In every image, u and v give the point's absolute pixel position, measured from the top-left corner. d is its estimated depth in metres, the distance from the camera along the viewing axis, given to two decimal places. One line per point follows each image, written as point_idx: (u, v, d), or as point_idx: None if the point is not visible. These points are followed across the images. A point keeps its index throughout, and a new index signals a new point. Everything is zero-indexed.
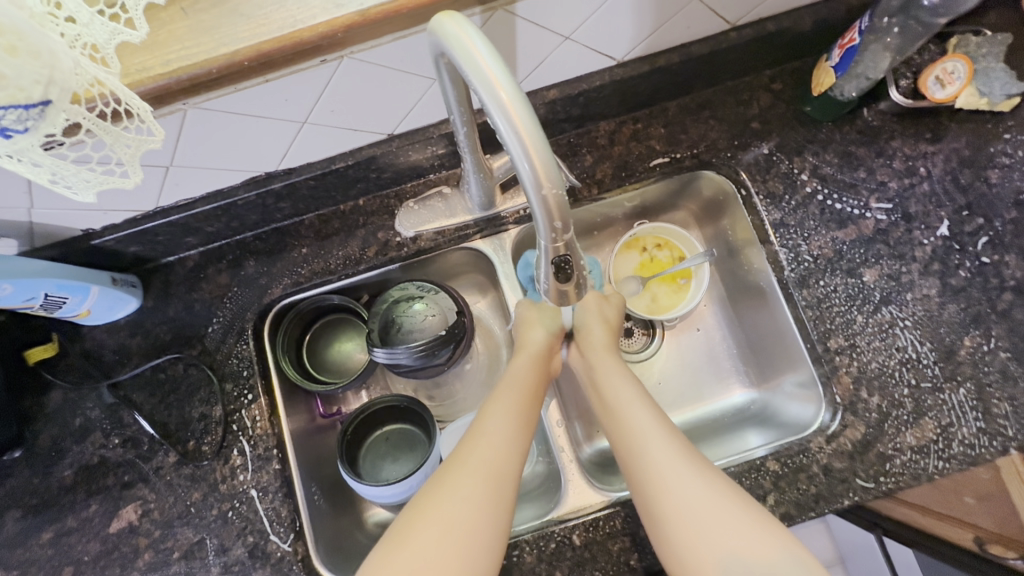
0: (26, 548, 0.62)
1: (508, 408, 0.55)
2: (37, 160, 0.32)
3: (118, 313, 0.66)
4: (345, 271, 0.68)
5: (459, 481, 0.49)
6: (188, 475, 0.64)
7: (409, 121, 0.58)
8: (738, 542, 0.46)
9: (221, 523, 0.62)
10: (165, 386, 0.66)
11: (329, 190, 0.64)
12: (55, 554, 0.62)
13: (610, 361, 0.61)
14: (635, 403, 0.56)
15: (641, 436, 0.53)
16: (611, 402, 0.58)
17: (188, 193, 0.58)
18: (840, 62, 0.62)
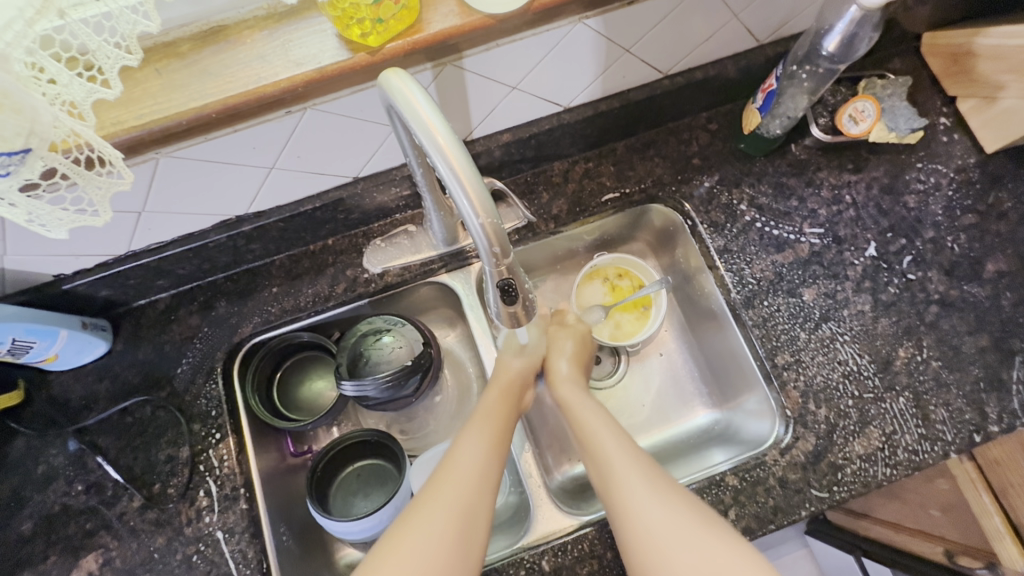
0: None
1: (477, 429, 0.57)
2: (14, 201, 0.35)
3: (86, 358, 0.67)
4: (314, 308, 0.70)
5: (435, 507, 0.51)
6: (153, 520, 0.63)
7: (372, 164, 0.63)
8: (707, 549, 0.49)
9: (186, 568, 0.61)
10: (132, 429, 0.66)
11: (299, 230, 0.67)
12: None
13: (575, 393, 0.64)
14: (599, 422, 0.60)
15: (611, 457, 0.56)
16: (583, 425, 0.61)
17: (160, 236, 0.61)
18: (764, 104, 0.69)
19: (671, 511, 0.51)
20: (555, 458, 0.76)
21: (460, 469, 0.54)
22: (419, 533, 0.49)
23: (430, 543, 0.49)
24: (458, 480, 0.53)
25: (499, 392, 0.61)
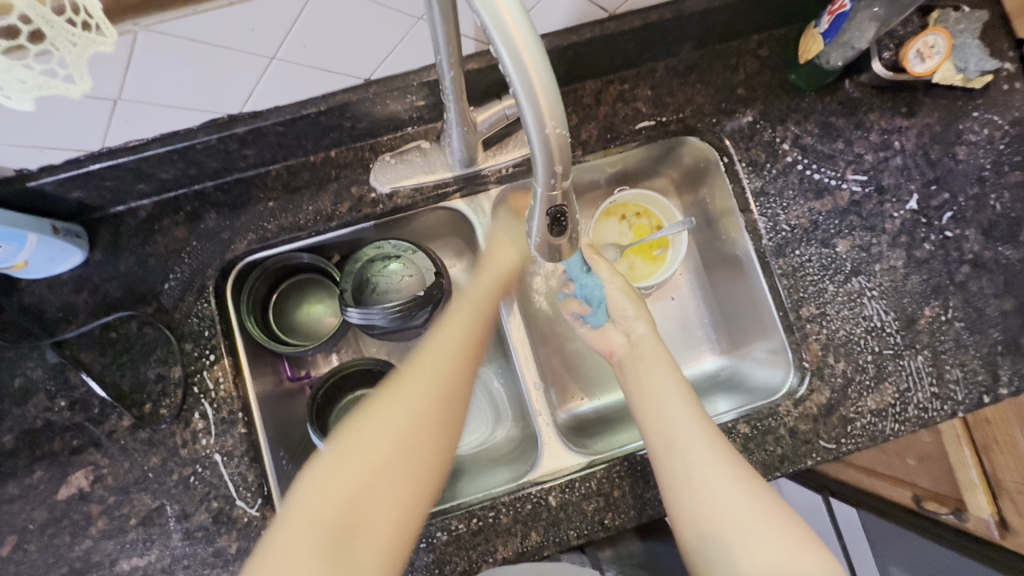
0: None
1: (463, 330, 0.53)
2: None
3: (61, 266, 0.61)
4: (315, 228, 0.64)
5: (387, 424, 0.46)
6: (145, 440, 0.60)
7: (387, 66, 0.55)
8: (761, 523, 0.50)
9: (182, 488, 0.59)
10: (117, 345, 0.61)
11: (299, 137, 0.60)
12: None
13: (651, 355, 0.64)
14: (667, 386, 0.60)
15: (682, 424, 0.56)
16: (654, 389, 0.60)
17: (140, 132, 0.53)
18: (829, 28, 0.62)
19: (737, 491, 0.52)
20: (559, 396, 0.76)
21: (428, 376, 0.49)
22: (369, 453, 0.45)
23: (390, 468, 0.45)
24: (417, 396, 0.48)
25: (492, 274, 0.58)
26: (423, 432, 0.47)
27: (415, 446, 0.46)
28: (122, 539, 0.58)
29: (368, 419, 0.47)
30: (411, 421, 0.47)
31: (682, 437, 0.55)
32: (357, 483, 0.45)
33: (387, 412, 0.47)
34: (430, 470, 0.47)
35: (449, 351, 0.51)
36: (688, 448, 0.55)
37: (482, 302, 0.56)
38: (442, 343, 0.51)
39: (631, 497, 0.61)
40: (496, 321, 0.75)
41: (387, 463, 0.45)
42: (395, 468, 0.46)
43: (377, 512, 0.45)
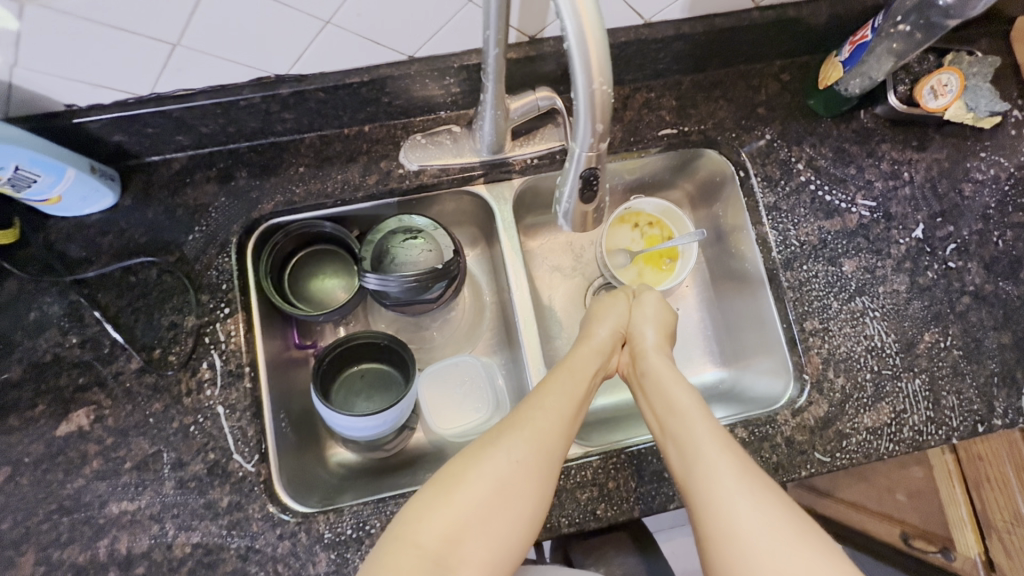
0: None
1: (563, 398, 0.57)
2: None
3: (91, 207, 0.62)
4: (341, 197, 0.66)
5: (485, 466, 0.51)
6: (151, 385, 0.60)
7: (432, 46, 0.57)
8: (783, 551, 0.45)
9: (181, 437, 0.60)
10: (134, 290, 0.62)
11: (338, 107, 0.62)
12: None
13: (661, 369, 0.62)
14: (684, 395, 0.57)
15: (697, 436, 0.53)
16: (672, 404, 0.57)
17: (189, 82, 0.55)
18: (850, 57, 0.66)
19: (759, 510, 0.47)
20: None
21: (534, 429, 0.53)
22: (467, 494, 0.49)
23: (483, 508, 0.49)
24: (511, 455, 0.51)
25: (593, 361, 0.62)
26: (521, 484, 0.51)
27: (517, 497, 0.50)
28: (114, 481, 0.58)
29: (468, 461, 0.51)
30: (514, 489, 0.50)
31: (694, 445, 0.53)
32: (456, 521, 0.48)
33: (489, 449, 0.52)
34: (525, 524, 0.51)
35: (562, 409, 0.56)
36: (704, 460, 0.51)
37: (583, 376, 0.60)
38: (551, 405, 0.56)
39: (626, 491, 0.62)
40: (504, 309, 0.77)
41: (488, 501, 0.49)
42: (489, 508, 0.49)
43: (482, 540, 0.49)
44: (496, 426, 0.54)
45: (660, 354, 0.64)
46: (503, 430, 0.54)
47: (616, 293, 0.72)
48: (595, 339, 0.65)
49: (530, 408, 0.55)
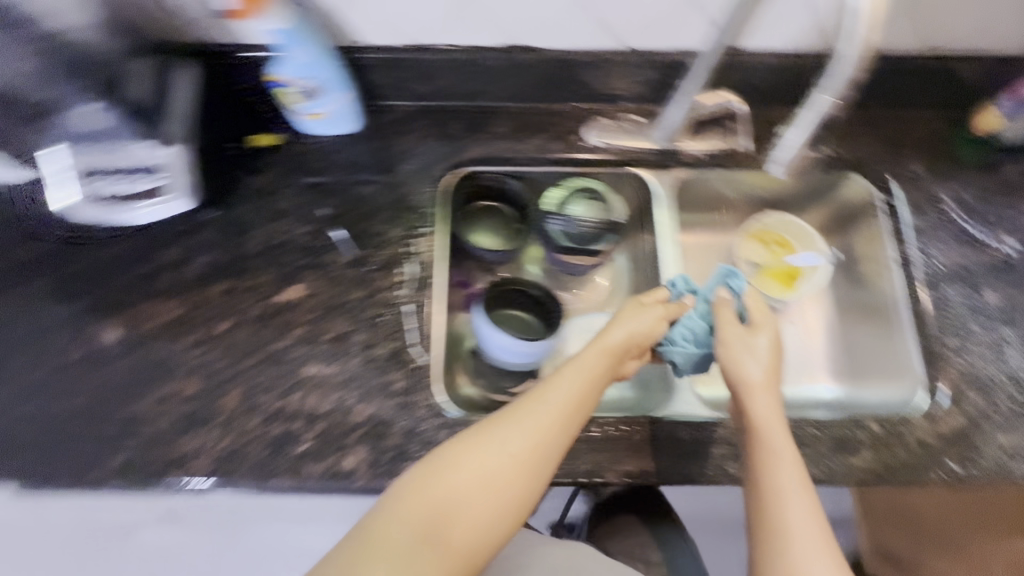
0: (201, 293, 0.70)
1: (569, 389, 0.55)
2: None
3: (336, 131, 0.76)
4: (531, 156, 0.78)
5: (490, 447, 0.50)
6: (355, 276, 0.71)
7: (645, 38, 0.71)
8: None
9: (372, 323, 0.69)
10: (355, 199, 0.75)
11: (551, 81, 0.75)
12: (224, 304, 0.70)
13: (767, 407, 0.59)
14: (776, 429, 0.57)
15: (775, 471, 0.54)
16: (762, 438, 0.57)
17: (453, 35, 0.70)
18: (1010, 105, 0.76)
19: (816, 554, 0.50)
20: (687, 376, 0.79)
21: (534, 418, 0.52)
22: (463, 469, 0.49)
23: (482, 491, 0.48)
24: (505, 447, 0.50)
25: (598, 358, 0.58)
26: (514, 475, 0.49)
27: (504, 480, 0.49)
28: (312, 347, 0.68)
29: (472, 443, 0.50)
30: (500, 470, 0.49)
31: (772, 478, 0.54)
32: (452, 504, 0.47)
33: (488, 436, 0.50)
34: (510, 501, 0.49)
35: (567, 409, 0.53)
36: (778, 499, 0.53)
37: (584, 374, 0.56)
38: (552, 399, 0.53)
39: None
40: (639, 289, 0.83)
41: (476, 484, 0.48)
42: (481, 490, 0.48)
43: (466, 525, 0.47)
44: (502, 410, 0.53)
45: (766, 392, 0.59)
46: (506, 419, 0.52)
47: (648, 300, 0.66)
48: (607, 340, 0.60)
49: (538, 397, 0.54)
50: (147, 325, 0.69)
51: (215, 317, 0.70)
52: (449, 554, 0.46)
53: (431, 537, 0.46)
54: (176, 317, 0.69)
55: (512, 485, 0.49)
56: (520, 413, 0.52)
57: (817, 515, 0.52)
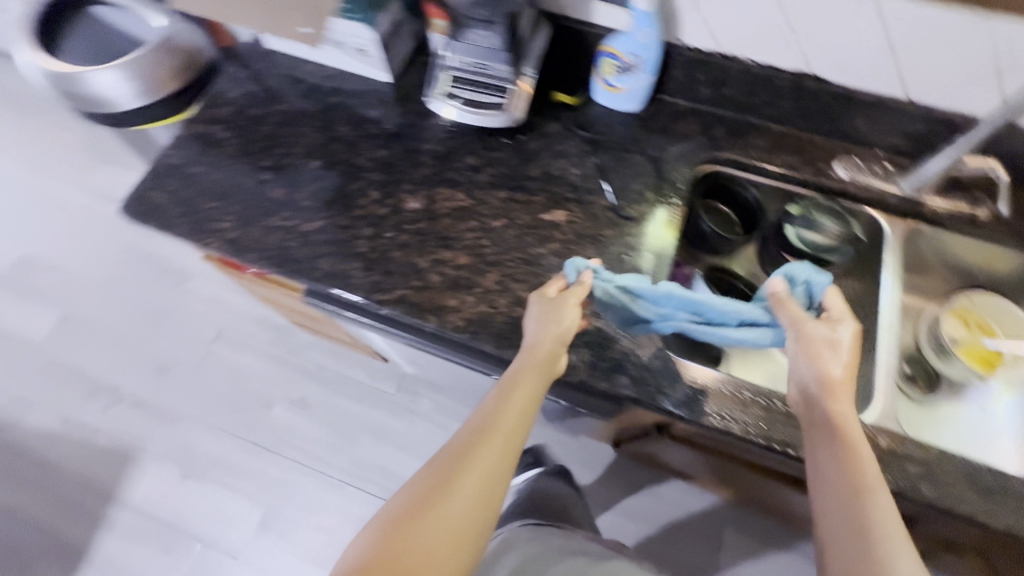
0: (488, 195, 0.87)
1: (496, 453, 0.58)
2: None
3: (622, 107, 0.91)
4: (782, 169, 0.87)
5: (443, 514, 0.54)
6: (610, 219, 0.84)
7: (930, 94, 0.79)
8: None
9: (616, 259, 0.82)
10: (623, 162, 0.89)
11: (821, 111, 0.86)
12: (502, 208, 0.86)
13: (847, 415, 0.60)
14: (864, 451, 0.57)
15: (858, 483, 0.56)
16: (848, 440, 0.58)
17: (756, 53, 0.83)
18: None
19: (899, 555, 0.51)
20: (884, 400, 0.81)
21: (471, 457, 0.57)
22: (422, 530, 0.53)
23: (442, 536, 0.53)
24: (461, 497, 0.55)
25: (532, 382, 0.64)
26: (459, 478, 0.56)
27: (450, 526, 0.54)
28: (564, 261, 0.81)
29: (422, 517, 0.53)
30: (441, 536, 0.53)
31: (864, 486, 0.55)
32: (402, 526, 0.53)
33: (431, 511, 0.54)
34: (457, 554, 0.53)
35: (509, 415, 0.61)
36: (862, 501, 0.55)
37: (535, 385, 0.64)
38: (476, 463, 0.57)
39: (948, 482, 0.68)
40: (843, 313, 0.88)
41: (442, 530, 0.53)
42: (444, 539, 0.53)
43: (434, 564, 0.52)
44: (417, 500, 0.55)
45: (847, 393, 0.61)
46: (461, 463, 0.57)
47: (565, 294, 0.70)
48: (529, 355, 0.66)
49: (464, 470, 0.57)
50: (441, 205, 0.86)
51: (494, 217, 0.85)
52: None
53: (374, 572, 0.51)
54: (464, 206, 0.86)
55: (460, 520, 0.54)
56: (455, 448, 0.59)
57: (838, 508, 0.55)
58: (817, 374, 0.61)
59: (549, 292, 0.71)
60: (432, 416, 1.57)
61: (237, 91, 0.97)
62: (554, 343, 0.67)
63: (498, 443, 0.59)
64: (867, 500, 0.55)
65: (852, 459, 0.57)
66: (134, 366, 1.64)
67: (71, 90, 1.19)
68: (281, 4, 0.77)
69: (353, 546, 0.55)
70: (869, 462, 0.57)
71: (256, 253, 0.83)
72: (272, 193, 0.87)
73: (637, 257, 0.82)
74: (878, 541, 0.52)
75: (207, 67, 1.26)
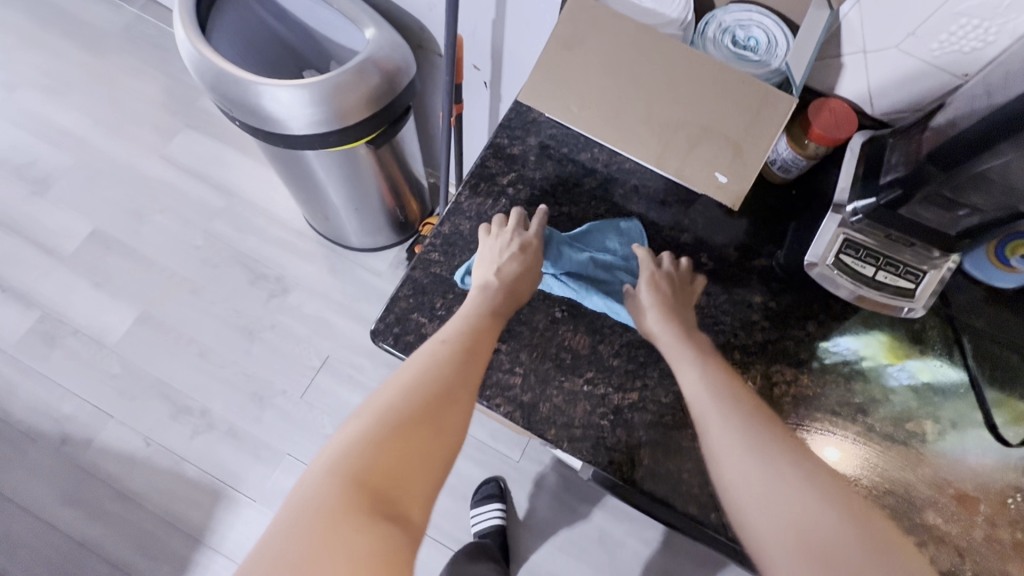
0: (819, 381, 0.67)
1: (450, 371, 0.53)
2: None
3: (999, 281, 0.69)
4: None
5: (407, 430, 0.48)
6: (987, 440, 0.65)
7: None
8: (813, 521, 0.46)
9: (998, 498, 0.62)
10: (992, 357, 0.69)
11: None
12: (846, 402, 0.66)
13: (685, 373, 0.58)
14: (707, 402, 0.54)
15: (712, 427, 0.52)
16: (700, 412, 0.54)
17: None
18: None
19: (776, 488, 0.48)
20: None
21: (412, 386, 0.51)
22: (381, 470, 0.46)
23: (381, 464, 0.46)
24: (413, 431, 0.48)
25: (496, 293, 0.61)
26: (451, 407, 0.51)
27: (410, 459, 0.47)
28: (933, 495, 0.63)
29: (383, 441, 0.47)
30: (381, 475, 0.45)
31: (714, 425, 0.52)
32: (392, 438, 0.47)
33: (407, 421, 0.48)
34: (418, 482, 0.47)
35: (479, 353, 0.56)
36: (722, 454, 0.51)
37: (497, 313, 0.60)
38: (420, 372, 0.52)
39: None
40: None
41: (424, 429, 0.48)
42: (412, 470, 0.47)
43: (419, 467, 0.47)
44: (421, 394, 0.50)
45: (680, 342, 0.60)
46: (411, 387, 0.51)
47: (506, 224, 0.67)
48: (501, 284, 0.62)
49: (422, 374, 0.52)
50: (776, 388, 0.67)
51: (823, 410, 0.66)
52: (405, 522, 0.44)
53: (400, 462, 0.47)
54: (805, 394, 0.67)
55: (408, 454, 0.47)
56: (427, 375, 0.52)
57: (742, 434, 0.51)
58: (653, 301, 0.63)
59: (524, 223, 0.67)
60: (559, 496, 1.43)
61: (508, 173, 0.74)
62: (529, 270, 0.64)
63: (440, 369, 0.53)
64: (784, 454, 0.50)
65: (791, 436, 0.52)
66: (226, 390, 1.44)
67: (235, 98, 0.93)
68: (697, 136, 0.59)
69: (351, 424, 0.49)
70: (789, 434, 0.52)
71: (556, 429, 0.64)
72: (569, 340, 0.67)
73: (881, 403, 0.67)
74: (815, 481, 0.48)
75: (401, 93, 1.00)
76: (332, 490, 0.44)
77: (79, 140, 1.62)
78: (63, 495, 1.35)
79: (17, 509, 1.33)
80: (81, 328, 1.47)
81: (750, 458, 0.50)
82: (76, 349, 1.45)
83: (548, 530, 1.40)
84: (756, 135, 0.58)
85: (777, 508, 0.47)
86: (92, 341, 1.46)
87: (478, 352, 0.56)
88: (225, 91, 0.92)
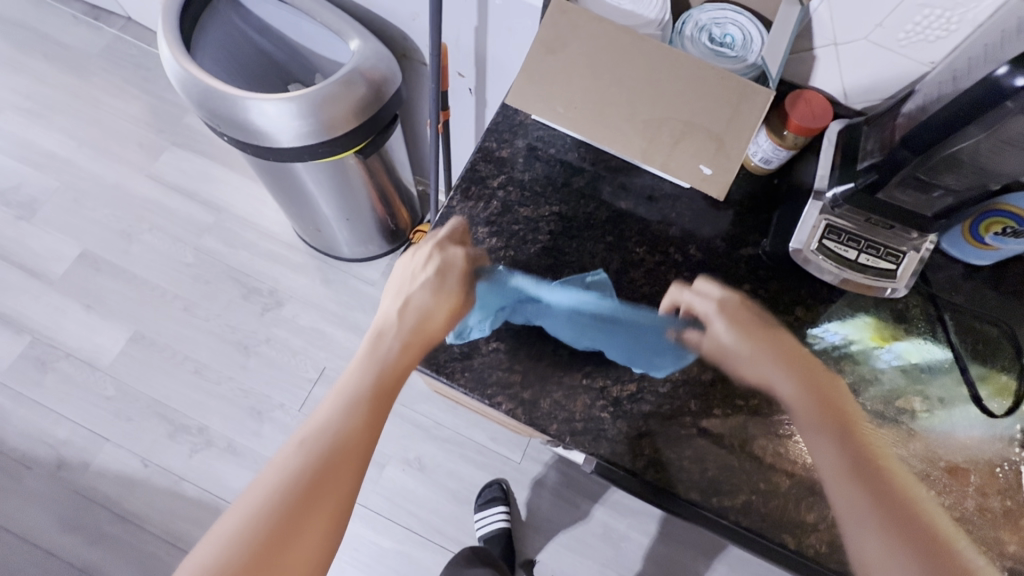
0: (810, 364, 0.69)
1: (348, 418, 0.61)
2: None
3: (974, 259, 0.73)
4: None
5: (302, 477, 0.56)
6: (974, 413, 0.67)
7: None
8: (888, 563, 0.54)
9: (986, 468, 0.65)
10: (974, 333, 0.72)
11: None
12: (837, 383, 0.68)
13: (782, 380, 0.65)
14: (788, 391, 0.65)
15: (804, 427, 0.63)
16: (784, 396, 0.65)
17: None
18: None
19: (866, 529, 0.56)
20: None
21: (310, 436, 0.59)
22: (270, 519, 0.54)
23: (271, 519, 0.54)
24: (304, 482, 0.56)
25: (398, 335, 0.66)
26: (339, 460, 0.58)
27: (300, 513, 0.55)
28: (926, 469, 0.64)
29: (279, 490, 0.55)
30: (270, 528, 0.53)
31: (809, 433, 0.62)
32: (294, 485, 0.56)
33: (299, 468, 0.57)
34: (308, 531, 0.54)
35: (379, 395, 0.63)
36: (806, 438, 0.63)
37: (396, 357, 0.65)
38: (324, 421, 0.60)
39: None
40: None
41: (314, 475, 0.57)
42: (300, 524, 0.54)
43: (312, 514, 0.55)
44: (314, 440, 0.59)
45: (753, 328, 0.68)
46: (311, 440, 0.59)
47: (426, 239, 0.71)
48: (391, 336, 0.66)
49: (321, 426, 0.60)
50: None
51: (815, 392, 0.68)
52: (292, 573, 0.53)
53: (282, 527, 0.54)
54: None
55: (296, 509, 0.55)
56: (327, 427, 0.60)
57: (847, 472, 0.59)
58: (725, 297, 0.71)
59: (451, 249, 0.70)
60: (562, 496, 1.44)
61: (499, 176, 0.76)
62: (461, 290, 0.68)
63: (341, 417, 0.61)
64: (868, 482, 0.58)
65: (853, 440, 0.61)
66: (224, 406, 1.43)
67: (223, 115, 0.94)
68: (680, 133, 0.61)
69: (223, 524, 0.54)
70: (865, 449, 0.61)
71: (557, 423, 0.65)
72: (566, 335, 0.68)
73: (868, 376, 0.69)
74: (892, 521, 0.56)
75: (388, 102, 1.01)
76: (233, 540, 0.53)
77: (63, 162, 1.61)
78: (62, 520, 1.33)
79: (16, 537, 1.32)
80: (74, 351, 1.46)
81: (823, 459, 0.60)
82: (69, 373, 1.44)
83: (553, 530, 1.41)
84: (737, 128, 0.60)
85: (871, 553, 0.55)
86: (86, 363, 1.45)
87: (375, 402, 0.63)
88: (213, 107, 0.93)
